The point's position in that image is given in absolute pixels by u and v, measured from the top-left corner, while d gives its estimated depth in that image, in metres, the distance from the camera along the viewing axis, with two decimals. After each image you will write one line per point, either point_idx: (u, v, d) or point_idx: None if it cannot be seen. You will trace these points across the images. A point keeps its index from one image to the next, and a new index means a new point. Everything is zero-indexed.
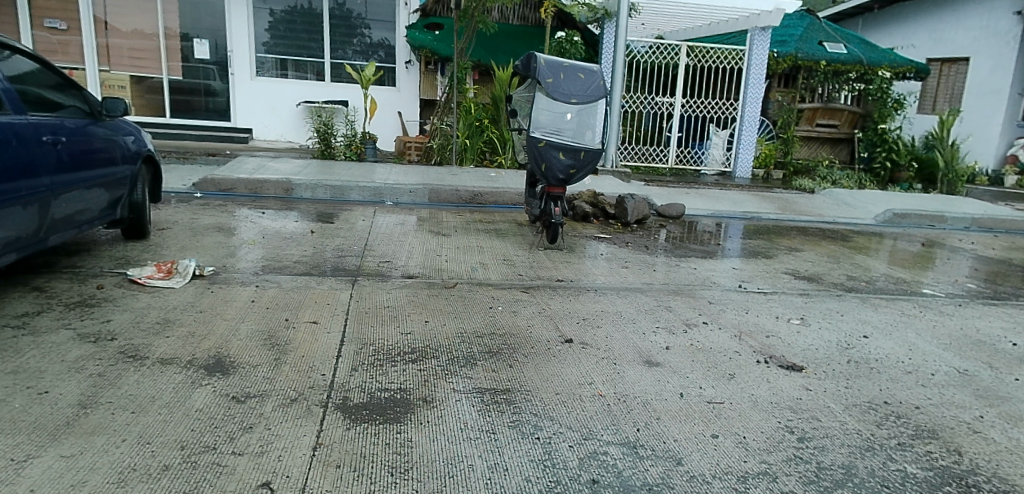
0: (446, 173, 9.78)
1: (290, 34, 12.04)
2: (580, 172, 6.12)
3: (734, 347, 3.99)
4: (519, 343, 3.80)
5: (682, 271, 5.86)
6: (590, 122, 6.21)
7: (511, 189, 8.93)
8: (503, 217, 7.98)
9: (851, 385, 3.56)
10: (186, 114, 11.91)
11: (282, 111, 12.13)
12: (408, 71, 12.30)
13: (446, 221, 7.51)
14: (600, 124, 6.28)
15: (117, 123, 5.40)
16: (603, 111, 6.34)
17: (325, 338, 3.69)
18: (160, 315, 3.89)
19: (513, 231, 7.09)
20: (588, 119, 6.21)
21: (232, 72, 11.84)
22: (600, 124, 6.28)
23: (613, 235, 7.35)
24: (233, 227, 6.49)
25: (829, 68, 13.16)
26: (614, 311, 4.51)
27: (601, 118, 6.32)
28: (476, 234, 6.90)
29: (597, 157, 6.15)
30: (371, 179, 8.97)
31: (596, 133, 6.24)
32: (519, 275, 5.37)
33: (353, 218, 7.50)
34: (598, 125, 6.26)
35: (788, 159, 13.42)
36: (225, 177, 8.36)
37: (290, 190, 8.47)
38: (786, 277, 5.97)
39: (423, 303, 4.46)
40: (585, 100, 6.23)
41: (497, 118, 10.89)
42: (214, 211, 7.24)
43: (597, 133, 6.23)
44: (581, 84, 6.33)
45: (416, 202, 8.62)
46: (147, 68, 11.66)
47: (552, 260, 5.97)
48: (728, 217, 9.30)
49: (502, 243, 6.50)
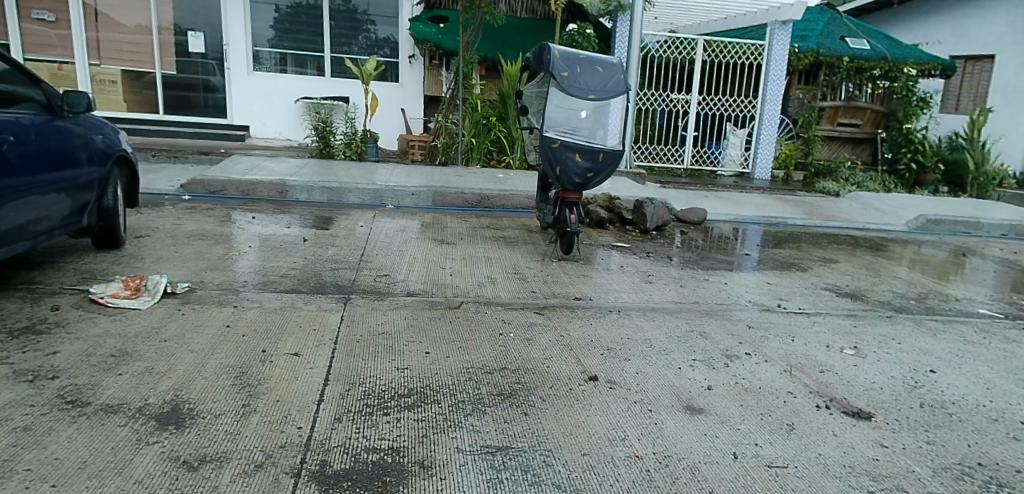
0: (451, 175, 9.20)
1: (291, 28, 11.49)
2: (598, 176, 5.54)
3: (787, 386, 3.41)
4: (536, 381, 3.23)
5: (712, 287, 5.28)
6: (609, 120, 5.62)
7: (520, 191, 8.36)
8: (512, 222, 7.40)
9: (932, 439, 2.99)
10: (180, 111, 11.37)
11: (279, 108, 11.57)
12: (412, 66, 11.75)
13: (451, 227, 6.94)
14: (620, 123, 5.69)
15: (84, 119, 4.83)
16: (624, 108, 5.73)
17: (307, 375, 3.13)
18: (117, 345, 3.33)
19: (523, 239, 6.53)
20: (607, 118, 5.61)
21: (228, 67, 11.28)
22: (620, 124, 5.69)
23: (631, 243, 6.77)
24: (219, 235, 5.93)
25: (852, 64, 12.50)
26: (643, 339, 3.94)
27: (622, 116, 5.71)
28: (483, 243, 6.33)
29: (617, 160, 5.56)
30: (372, 181, 8.41)
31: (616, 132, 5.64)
32: (532, 292, 4.79)
33: (350, 224, 6.91)
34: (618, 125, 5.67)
35: (808, 160, 12.70)
36: (215, 178, 7.80)
37: (285, 192, 7.90)
38: (826, 295, 5.38)
39: (424, 328, 3.89)
40: (603, 96, 5.60)
41: (505, 115, 10.28)
42: (201, 215, 6.68)
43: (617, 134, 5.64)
44: (599, 77, 5.67)
45: (418, 206, 8.06)
46: (140, 62, 11.13)
47: (568, 274, 5.39)
48: (752, 223, 8.68)
49: (512, 254, 5.92)
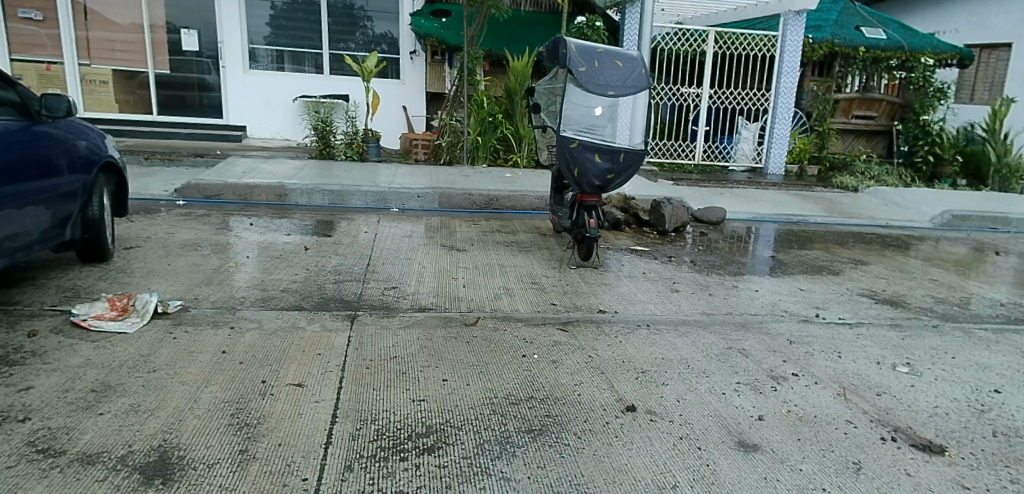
0: (456, 175, 8.85)
1: (287, 25, 11.13)
2: (619, 177, 5.20)
3: (845, 414, 3.07)
4: (569, 413, 2.89)
5: (742, 296, 4.93)
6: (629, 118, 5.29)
7: (530, 192, 8.01)
8: (524, 225, 7.06)
9: (1016, 476, 2.64)
10: (175, 111, 11.01)
11: (277, 107, 11.20)
12: (413, 62, 11.37)
13: (460, 231, 6.59)
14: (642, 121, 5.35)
15: (65, 124, 4.49)
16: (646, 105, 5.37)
17: (313, 411, 2.79)
18: (98, 377, 2.99)
19: (537, 244, 6.18)
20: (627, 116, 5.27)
21: (223, 65, 10.92)
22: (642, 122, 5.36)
23: (651, 246, 6.43)
24: (215, 244, 5.58)
25: (868, 55, 12.12)
26: (678, 358, 3.60)
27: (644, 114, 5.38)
28: (495, 249, 5.99)
29: (638, 160, 5.23)
30: (375, 182, 8.06)
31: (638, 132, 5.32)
32: (553, 305, 4.45)
33: (353, 229, 6.57)
34: (639, 124, 5.34)
35: (823, 154, 12.40)
36: (210, 182, 7.46)
37: (284, 195, 7.56)
38: (864, 302, 5.04)
39: (439, 350, 3.55)
40: (624, 92, 5.21)
41: (512, 112, 9.92)
42: (196, 222, 6.34)
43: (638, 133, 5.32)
44: (619, 72, 5.29)
45: (424, 208, 7.72)
46: (132, 61, 10.76)
47: (587, 282, 5.05)
48: (772, 221, 8.32)
49: (527, 261, 5.58)
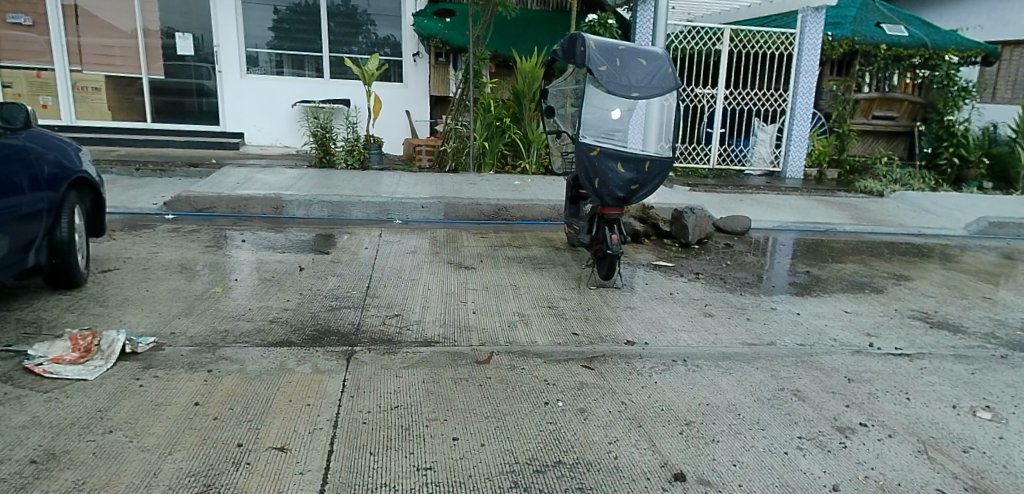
0: (462, 183, 8.36)
1: (286, 30, 10.66)
2: (644, 188, 4.72)
3: (933, 482, 2.58)
4: (605, 486, 2.40)
5: (784, 322, 4.43)
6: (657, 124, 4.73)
7: (542, 201, 7.52)
8: (535, 238, 6.55)
9: None
10: (169, 118, 10.56)
11: (275, 113, 10.73)
12: (416, 64, 10.89)
13: (468, 246, 6.10)
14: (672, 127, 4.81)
15: (32, 136, 4.03)
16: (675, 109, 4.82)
17: (294, 488, 2.30)
18: (43, 443, 2.52)
19: (553, 261, 5.69)
20: (655, 121, 4.72)
21: (219, 69, 10.47)
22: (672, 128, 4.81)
23: (675, 261, 5.94)
24: (204, 265, 5.10)
25: (890, 53, 11.62)
26: (726, 405, 3.12)
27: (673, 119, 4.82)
28: (507, 266, 5.50)
29: (665, 169, 4.73)
30: (377, 192, 7.58)
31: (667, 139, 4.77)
32: (574, 335, 3.95)
33: (353, 244, 6.08)
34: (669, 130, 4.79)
35: (843, 157, 11.84)
36: (201, 194, 6.98)
37: (280, 207, 7.09)
38: (919, 326, 4.53)
39: (447, 397, 3.06)
40: (649, 94, 4.74)
41: (520, 116, 9.43)
42: (184, 239, 5.86)
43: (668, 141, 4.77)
44: (643, 72, 4.80)
45: (429, 220, 7.24)
46: (124, 67, 10.32)
47: (610, 306, 4.55)
48: (798, 230, 7.81)
49: (542, 281, 5.09)
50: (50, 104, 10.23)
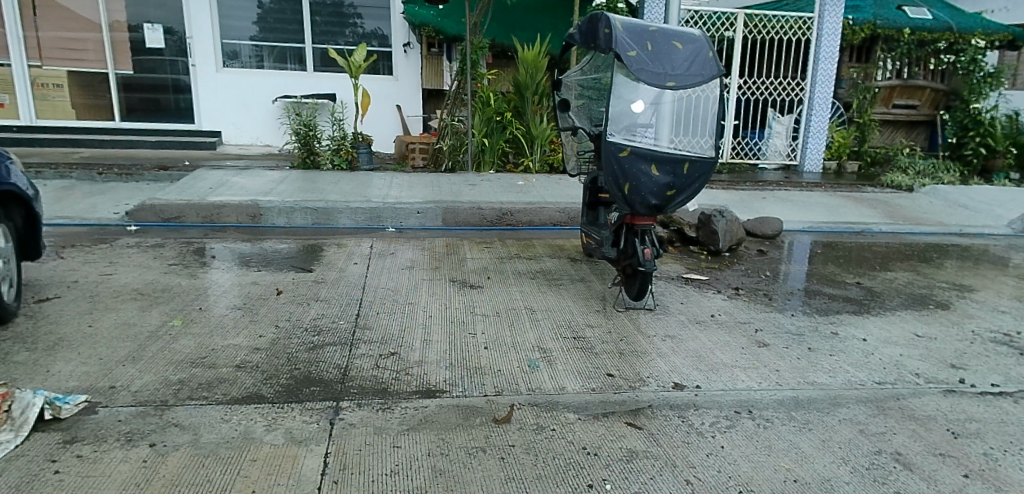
0: (460, 184, 7.63)
1: (266, 23, 9.86)
2: (682, 193, 4.04)
3: None
4: None
5: (852, 353, 3.74)
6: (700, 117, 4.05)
7: (550, 203, 6.80)
8: (546, 247, 5.85)
9: None
10: (141, 116, 9.77)
11: (255, 110, 9.95)
12: (407, 55, 10.12)
13: (471, 258, 5.39)
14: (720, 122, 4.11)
15: None
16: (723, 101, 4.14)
17: None
18: None
19: (570, 275, 4.99)
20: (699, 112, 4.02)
21: (194, 63, 9.69)
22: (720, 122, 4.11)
23: (707, 272, 5.26)
24: (164, 289, 4.36)
25: (913, 37, 11.01)
26: (819, 483, 2.42)
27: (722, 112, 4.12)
28: (518, 283, 4.80)
29: (707, 171, 4.04)
30: (367, 196, 6.84)
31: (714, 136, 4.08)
32: (609, 376, 3.26)
33: (341, 258, 5.35)
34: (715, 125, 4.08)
35: (864, 148, 11.23)
36: (168, 202, 6.23)
37: (258, 215, 6.34)
38: (1009, 354, 3.85)
39: (461, 481, 2.35)
40: (687, 83, 3.99)
41: (522, 110, 8.70)
42: (145, 255, 5.11)
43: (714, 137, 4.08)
44: (679, 57, 4.05)
45: (425, 227, 6.51)
46: (89, 62, 9.52)
47: (645, 335, 3.85)
48: (831, 231, 7.13)
49: (561, 302, 4.38)
50: (7, 102, 9.40)
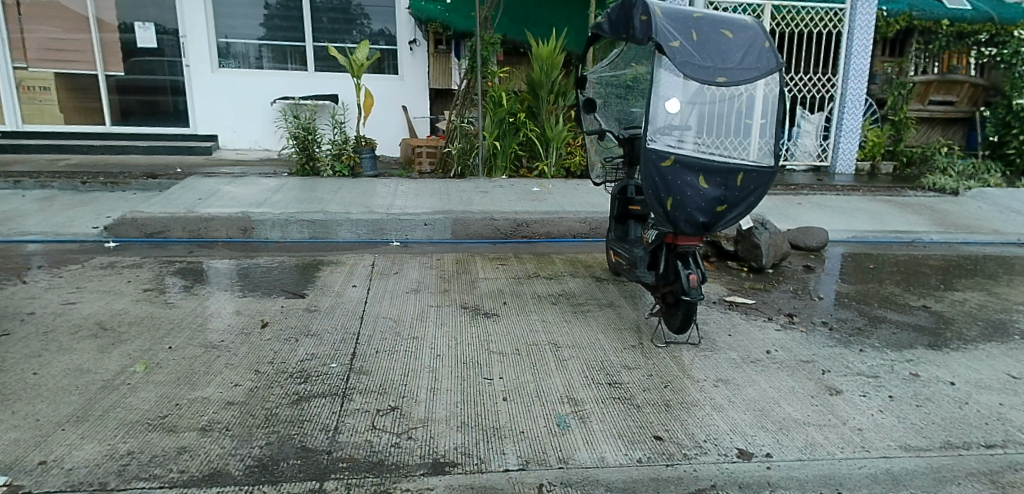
0: (470, 191, 7.03)
1: (266, 21, 9.33)
2: (734, 209, 3.42)
3: None
4: None
5: (943, 404, 3.14)
6: (735, 118, 3.41)
7: (570, 212, 6.20)
8: (568, 263, 5.24)
9: None
10: (133, 120, 9.24)
11: (253, 112, 9.37)
12: (413, 53, 9.50)
13: (484, 279, 4.79)
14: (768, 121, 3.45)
15: None
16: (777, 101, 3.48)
17: None
18: None
19: (598, 300, 4.37)
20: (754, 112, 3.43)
21: (188, 64, 9.13)
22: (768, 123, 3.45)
23: (751, 294, 4.63)
24: (132, 321, 3.78)
25: (952, 29, 10.34)
26: None
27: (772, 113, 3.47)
28: (540, 309, 4.19)
29: (764, 183, 3.43)
30: (370, 206, 6.25)
31: (756, 138, 3.41)
32: (658, 441, 2.67)
33: (339, 278, 4.76)
34: (758, 125, 3.43)
35: (899, 147, 10.52)
36: (151, 215, 5.67)
37: (250, 230, 5.76)
38: None
39: None
40: (741, 78, 3.35)
41: (536, 110, 8.08)
42: (119, 279, 4.54)
43: (758, 139, 3.41)
44: (731, 47, 3.42)
45: (432, 240, 5.92)
46: (79, 64, 9.00)
47: (693, 378, 3.25)
48: (877, 241, 6.48)
49: (589, 335, 3.76)
50: None
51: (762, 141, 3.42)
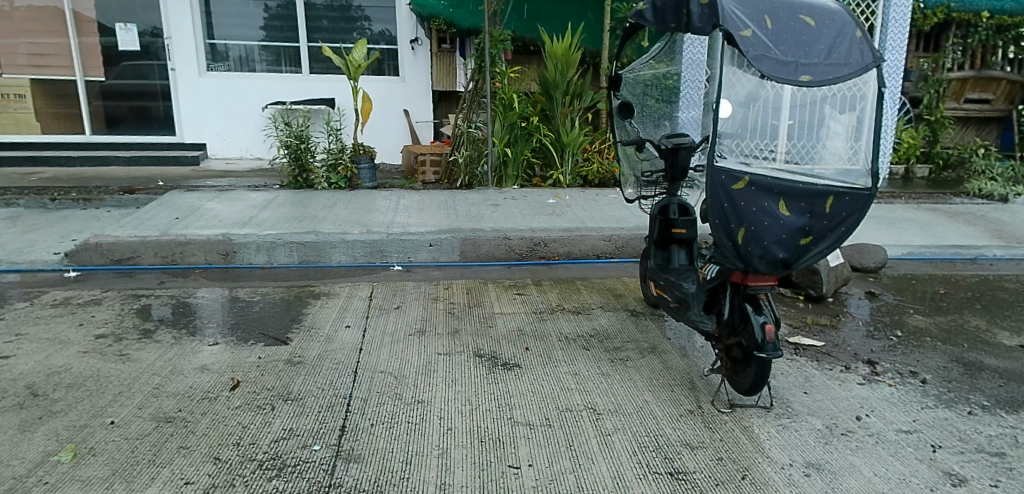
0: (478, 205, 6.32)
1: (256, 22, 8.64)
2: (820, 242, 2.70)
3: None
4: None
5: None
6: (757, 119, 2.74)
7: (594, 229, 5.47)
8: (596, 293, 4.52)
9: None
10: (114, 128, 8.58)
11: (243, 118, 8.69)
12: (414, 53, 8.81)
13: (500, 315, 4.07)
14: (801, 121, 2.72)
15: None
16: (819, 100, 2.68)
17: None
18: None
19: (638, 343, 3.66)
20: (809, 117, 2.70)
21: (172, 67, 8.44)
22: (801, 122, 2.73)
23: (817, 332, 3.91)
24: (72, 383, 3.07)
25: (993, 22, 9.46)
26: None
27: (811, 112, 2.69)
28: (569, 357, 3.47)
29: (861, 208, 2.67)
30: (367, 225, 5.54)
31: (785, 141, 2.76)
32: None
33: (329, 315, 4.05)
34: (787, 126, 2.75)
35: (935, 149, 9.75)
36: (118, 239, 4.97)
37: (231, 254, 5.07)
38: None
39: None
40: (830, 75, 2.61)
41: (550, 113, 7.38)
42: (68, 321, 3.84)
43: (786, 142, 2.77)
44: (815, 38, 2.71)
45: (437, 264, 5.22)
46: (54, 68, 8.32)
47: (777, 464, 2.55)
48: (937, 258, 5.75)
49: (636, 395, 3.05)
50: None
51: (791, 144, 2.76)
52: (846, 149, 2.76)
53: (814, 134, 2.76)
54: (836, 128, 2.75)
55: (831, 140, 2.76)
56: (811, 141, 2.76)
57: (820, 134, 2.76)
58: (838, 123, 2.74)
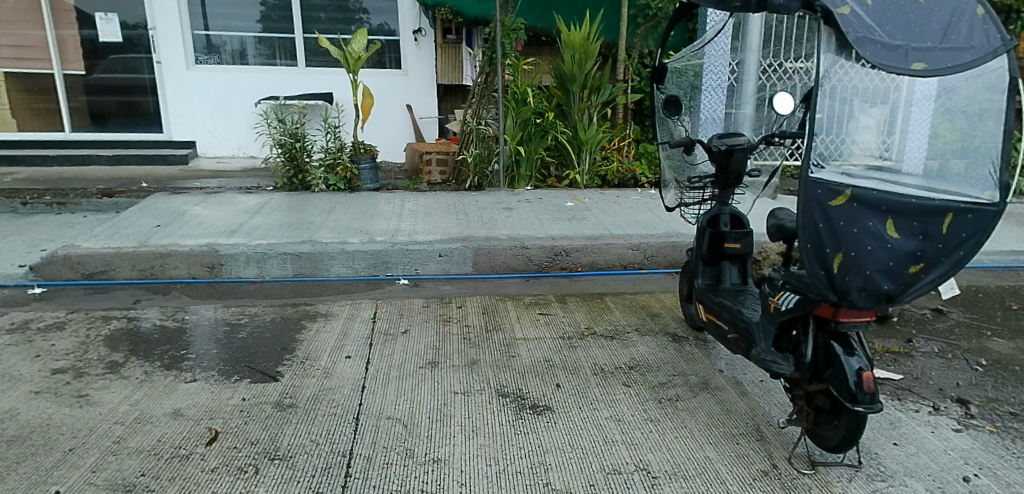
0: (491, 208, 5.79)
1: (249, 11, 8.07)
2: (933, 270, 2.17)
3: None
4: None
5: None
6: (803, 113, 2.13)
7: (621, 237, 4.94)
8: (629, 312, 3.99)
9: None
10: (98, 125, 8.05)
11: (235, 115, 8.15)
12: (418, 45, 8.26)
13: (524, 341, 3.55)
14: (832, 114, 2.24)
15: None
16: (846, 89, 2.27)
17: None
18: None
19: (685, 376, 3.14)
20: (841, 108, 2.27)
21: (158, 60, 7.88)
22: (832, 117, 2.25)
23: (889, 361, 3.39)
24: (15, 436, 2.55)
25: None
26: None
27: (839, 103, 2.25)
28: (610, 396, 2.95)
29: (983, 229, 2.15)
30: (369, 232, 5.01)
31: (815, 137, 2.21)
32: None
33: (327, 343, 3.53)
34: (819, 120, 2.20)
35: None
36: (90, 251, 4.45)
37: (217, 267, 4.54)
38: None
39: None
40: (947, 63, 2.08)
41: (567, 109, 6.84)
42: (23, 351, 3.33)
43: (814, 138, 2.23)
44: (926, 17, 2.17)
45: (449, 276, 4.69)
46: (33, 61, 7.78)
47: None
48: (998, 266, 5.21)
49: (694, 449, 2.54)
50: None
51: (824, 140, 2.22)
52: (876, 144, 2.33)
53: (842, 129, 2.30)
54: (863, 121, 2.34)
55: (861, 135, 2.32)
56: (841, 135, 2.28)
57: (848, 127, 2.31)
58: (867, 117, 2.35)
